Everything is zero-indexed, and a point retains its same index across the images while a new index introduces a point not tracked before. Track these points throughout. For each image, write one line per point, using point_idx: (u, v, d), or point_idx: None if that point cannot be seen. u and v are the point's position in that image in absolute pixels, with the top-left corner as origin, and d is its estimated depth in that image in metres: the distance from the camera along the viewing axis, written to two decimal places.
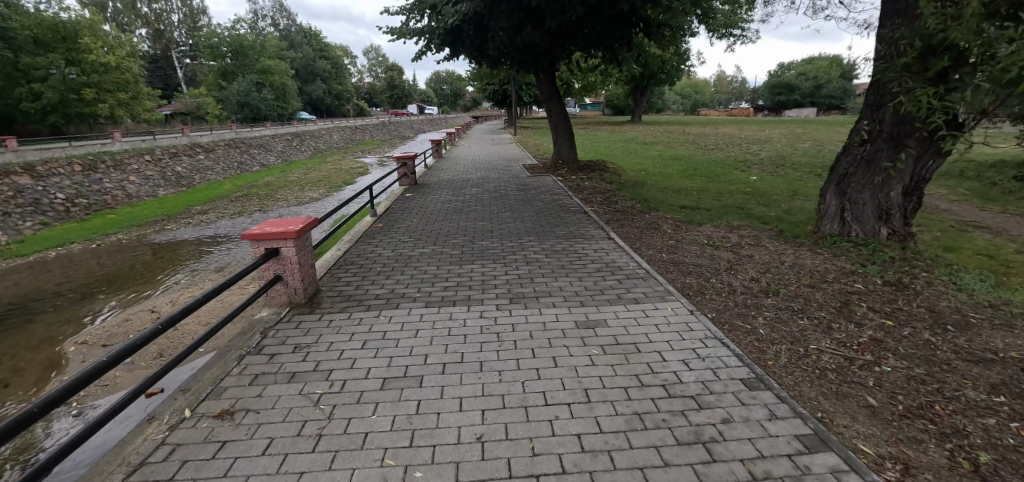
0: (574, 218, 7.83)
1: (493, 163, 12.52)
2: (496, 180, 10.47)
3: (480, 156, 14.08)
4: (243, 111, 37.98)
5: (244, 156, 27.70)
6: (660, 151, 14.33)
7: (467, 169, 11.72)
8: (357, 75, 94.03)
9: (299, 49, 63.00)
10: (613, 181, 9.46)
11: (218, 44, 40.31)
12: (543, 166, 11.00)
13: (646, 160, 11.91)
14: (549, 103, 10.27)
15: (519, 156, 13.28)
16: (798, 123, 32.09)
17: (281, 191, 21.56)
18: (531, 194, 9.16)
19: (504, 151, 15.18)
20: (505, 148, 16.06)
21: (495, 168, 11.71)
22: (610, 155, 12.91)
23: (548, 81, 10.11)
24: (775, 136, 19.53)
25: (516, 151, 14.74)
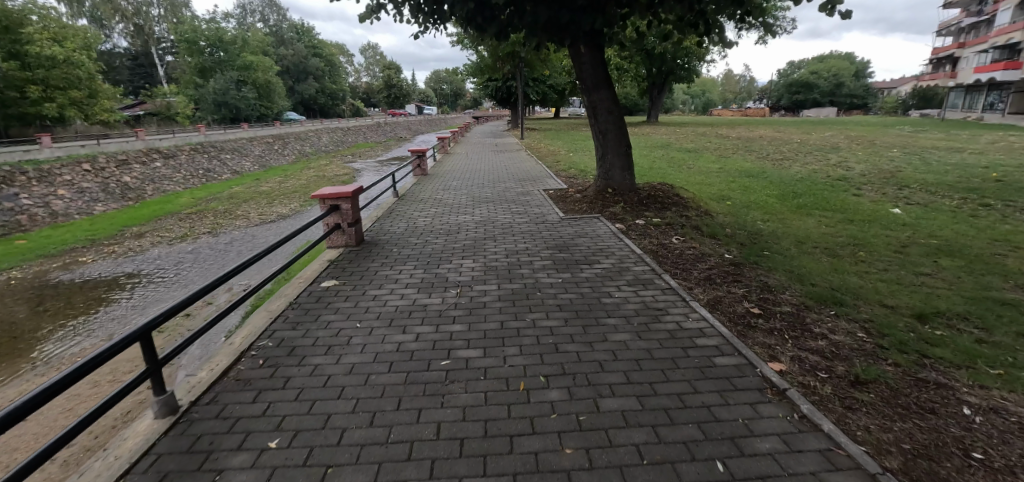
0: (760, 436, 2.74)
1: (495, 195, 8.58)
2: (509, 235, 6.59)
3: (476, 177, 10.09)
4: (220, 111, 34.79)
5: (213, 163, 24.39)
6: (720, 162, 10.91)
7: (455, 210, 7.78)
8: (354, 74, 90.95)
9: (290, 47, 59.88)
10: (706, 224, 6.05)
11: (196, 38, 36.58)
12: (583, 199, 7.43)
13: (715, 178, 8.53)
14: (594, 102, 6.85)
15: (535, 180, 9.33)
16: (836, 124, 28.55)
17: (244, 204, 18.10)
18: (582, 271, 5.34)
19: (508, 166, 11.29)
20: (513, 159, 12.68)
21: (503, 209, 7.75)
22: (661, 171, 9.51)
23: (593, 69, 6.68)
24: (836, 140, 16.17)
25: (527, 167, 10.79)
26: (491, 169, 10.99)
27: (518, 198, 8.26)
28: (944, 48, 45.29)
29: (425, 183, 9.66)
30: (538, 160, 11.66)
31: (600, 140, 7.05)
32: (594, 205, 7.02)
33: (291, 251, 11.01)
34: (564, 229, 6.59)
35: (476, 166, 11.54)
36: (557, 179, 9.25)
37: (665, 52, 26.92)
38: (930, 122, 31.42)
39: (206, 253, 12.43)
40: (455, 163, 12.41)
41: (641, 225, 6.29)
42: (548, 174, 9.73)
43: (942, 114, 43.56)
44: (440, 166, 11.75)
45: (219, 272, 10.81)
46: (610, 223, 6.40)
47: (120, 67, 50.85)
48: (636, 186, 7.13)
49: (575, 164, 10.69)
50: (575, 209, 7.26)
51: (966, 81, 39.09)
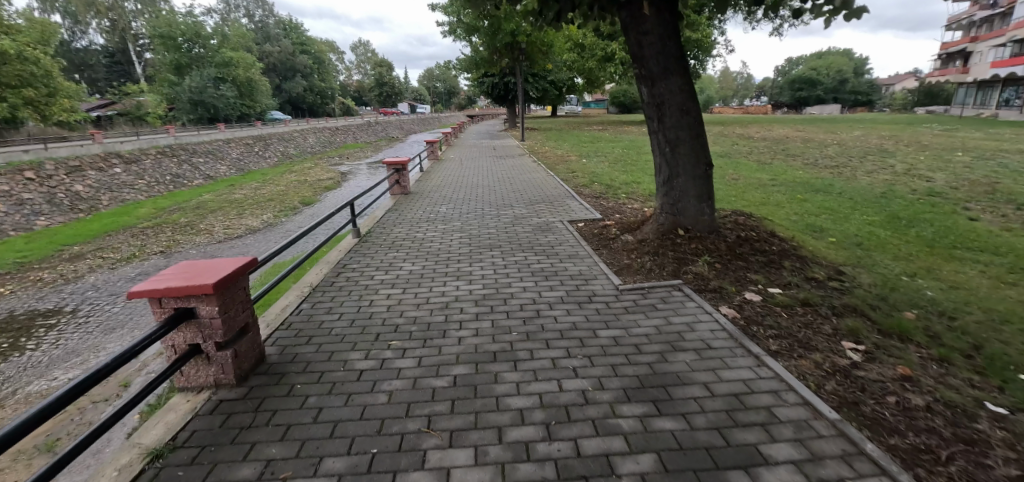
0: None
1: (497, 232, 6.14)
2: (528, 306, 4.04)
3: (468, 203, 7.69)
4: (197, 111, 32.58)
5: (183, 168, 22.30)
6: (768, 171, 8.97)
7: (438, 260, 5.25)
8: (345, 72, 88.59)
9: (276, 44, 57.49)
10: (846, 291, 3.98)
11: (172, 33, 34.12)
12: (648, 245, 4.89)
13: (783, 197, 6.62)
14: (660, 102, 4.59)
15: (548, 210, 6.96)
16: (853, 123, 26.77)
17: (209, 216, 15.99)
18: (704, 435, 2.44)
19: (508, 182, 9.09)
20: (518, 168, 10.62)
21: (511, 258, 5.26)
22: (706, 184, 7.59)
23: (659, 54, 4.47)
24: (876, 142, 14.36)
25: (534, 185, 8.62)
26: (486, 188, 8.70)
27: (531, 239, 5.81)
28: (953, 43, 43.58)
29: (403, 213, 7.22)
30: (544, 172, 9.61)
31: (667, 158, 4.78)
32: (663, 255, 4.68)
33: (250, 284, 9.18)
34: (619, 299, 4.09)
35: (468, 183, 9.28)
36: (583, 205, 7.01)
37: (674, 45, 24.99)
38: (949, 119, 29.68)
39: None
40: (441, 177, 10.16)
41: (758, 303, 3.82)
42: (565, 198, 7.51)
43: (951, 112, 42.01)
44: (422, 184, 9.40)
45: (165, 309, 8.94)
46: (709, 301, 3.84)
47: (96, 65, 48.38)
48: (717, 224, 4.96)
49: (596, 177, 8.73)
50: (630, 259, 4.79)
51: (979, 77, 37.39)
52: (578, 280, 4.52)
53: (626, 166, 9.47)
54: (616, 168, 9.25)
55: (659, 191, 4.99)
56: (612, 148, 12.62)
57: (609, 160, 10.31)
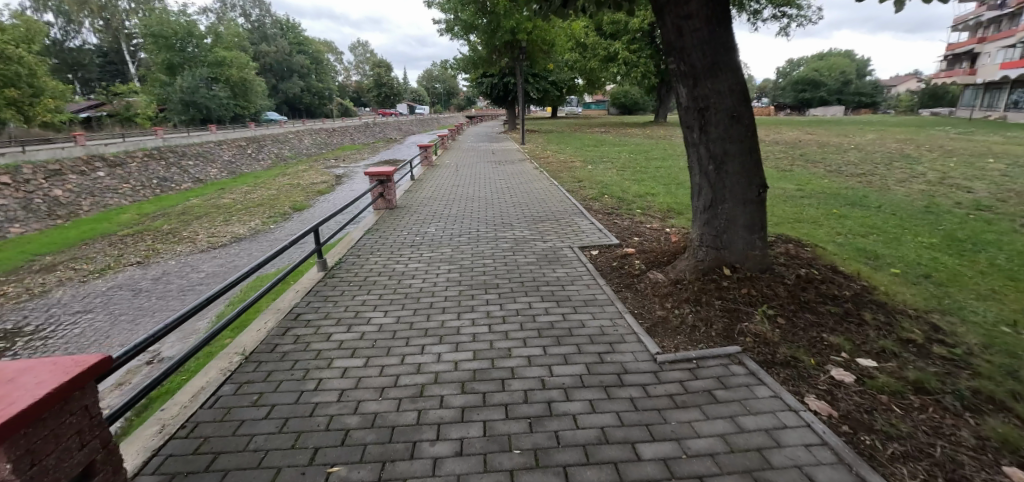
0: None
1: (492, 269, 5.17)
2: (533, 391, 3.04)
3: (460, 226, 6.74)
4: (189, 112, 31.82)
5: (171, 171, 21.55)
6: (791, 180, 8.21)
7: (418, 311, 4.26)
8: (344, 73, 87.90)
9: (273, 44, 56.79)
10: (959, 364, 3.13)
11: (164, 32, 33.19)
12: (690, 294, 4.04)
13: (817, 212, 5.87)
14: (705, 108, 3.85)
15: (553, 238, 5.99)
16: (862, 125, 26.00)
17: (194, 223, 15.22)
18: None
19: (506, 196, 8.21)
20: (516, 177, 9.86)
21: (510, 307, 4.27)
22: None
23: (705, 50, 3.71)
24: (895, 145, 13.64)
25: (537, 199, 7.78)
26: (482, 205, 7.80)
27: (534, 281, 4.82)
28: (959, 44, 42.81)
29: (382, 240, 6.26)
30: (548, 183, 8.79)
31: (711, 177, 4.05)
32: (709, 307, 3.86)
33: (228, 302, 8.47)
34: (660, 381, 3.10)
35: (462, 197, 8.38)
36: (597, 230, 6.11)
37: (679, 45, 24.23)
38: (960, 122, 28.93)
39: (123, 296, 9.70)
40: (434, 188, 9.29)
41: (853, 387, 2.94)
42: (573, 219, 6.62)
43: (959, 114, 41.27)
44: (411, 198, 8.49)
45: (133, 328, 8.18)
46: (786, 388, 2.94)
47: (89, 64, 47.57)
48: (770, 260, 4.24)
49: (604, 187, 7.99)
50: (666, 311, 3.96)
51: (986, 79, 36.67)
52: (600, 347, 3.53)
53: (636, 174, 8.73)
54: (626, 177, 8.50)
55: (700, 220, 4.27)
56: (618, 153, 11.88)
57: (617, 167, 9.56)
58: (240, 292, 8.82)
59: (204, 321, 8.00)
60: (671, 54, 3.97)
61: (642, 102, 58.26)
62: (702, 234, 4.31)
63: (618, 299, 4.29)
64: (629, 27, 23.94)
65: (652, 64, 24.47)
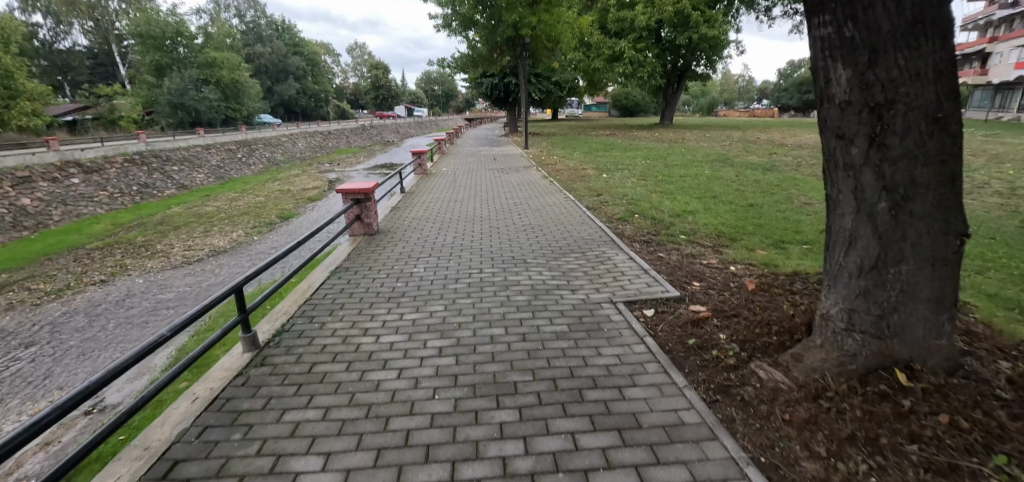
0: None
1: (499, 357, 3.48)
2: None
3: (454, 272, 5.14)
4: (177, 115, 30.67)
5: (153, 177, 20.39)
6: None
7: (379, 460, 2.45)
8: (341, 75, 86.84)
9: (268, 45, 55.75)
10: None
11: (152, 32, 31.87)
12: (856, 434, 2.44)
13: None
14: (891, 100, 2.38)
15: (582, 297, 4.35)
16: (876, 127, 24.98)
17: (170, 234, 14.07)
18: None
19: (510, 224, 6.75)
20: (523, 191, 8.58)
21: (533, 455, 2.48)
22: (782, 213, 5.66)
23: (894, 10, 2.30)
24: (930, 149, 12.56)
25: (549, 228, 6.35)
26: (482, 237, 6.27)
27: (565, 386, 3.10)
28: (970, 44, 41.85)
29: (348, 298, 4.60)
30: (561, 202, 7.42)
31: (885, 215, 2.55)
32: (903, 465, 2.24)
33: (192, 336, 7.36)
34: None
35: (457, 226, 6.87)
36: (643, 273, 4.62)
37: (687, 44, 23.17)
38: (976, 123, 27.96)
39: (76, 324, 8.55)
40: (424, 212, 7.79)
41: None
42: (603, 260, 5.08)
43: (969, 114, 40.42)
44: (395, 227, 6.96)
45: (78, 366, 7.04)
46: None
47: (79, 66, 46.11)
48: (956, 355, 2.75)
49: (630, 202, 6.84)
50: (824, 462, 2.33)
51: (999, 79, 35.77)
52: None
53: (661, 185, 7.57)
54: (651, 189, 7.37)
55: (860, 292, 2.75)
56: (634, 159, 10.74)
57: (636, 177, 8.43)
58: (207, 321, 7.79)
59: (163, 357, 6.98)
60: (828, 10, 2.53)
61: (643, 104, 57.43)
62: (862, 316, 2.75)
63: (722, 428, 2.62)
64: (635, 25, 22.91)
65: (659, 63, 23.46)
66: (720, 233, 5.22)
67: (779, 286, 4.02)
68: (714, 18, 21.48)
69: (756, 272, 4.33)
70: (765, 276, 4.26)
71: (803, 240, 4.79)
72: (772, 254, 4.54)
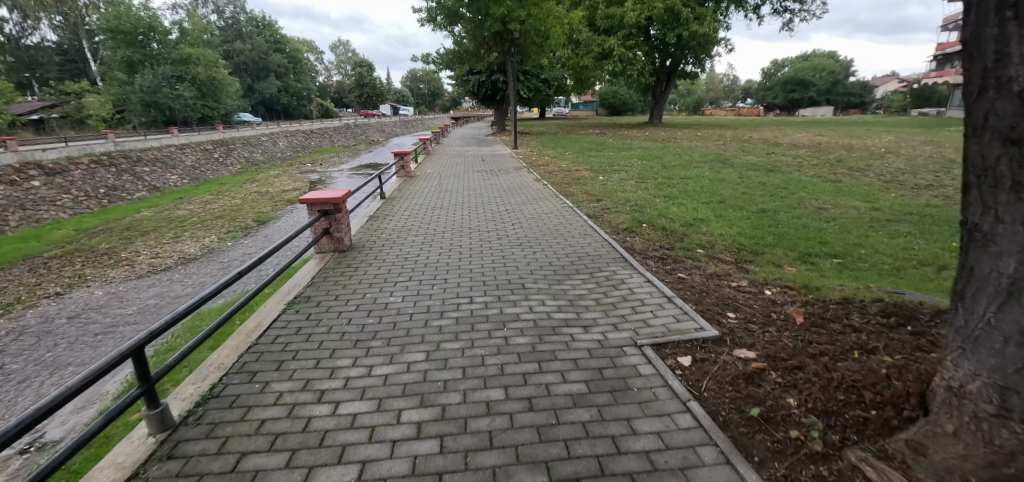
0: None
1: (501, 440, 2.39)
2: None
3: (436, 301, 4.15)
4: (150, 113, 29.39)
5: (122, 179, 19.34)
6: (855, 195, 6.61)
7: None
8: (324, 73, 85.35)
9: (248, 41, 54.25)
10: None
11: (122, 26, 30.48)
12: None
13: (938, 249, 4.21)
14: None
15: (599, 337, 3.39)
16: (864, 126, 25.00)
17: (137, 241, 13.20)
18: None
19: (503, 238, 5.85)
20: (515, 197, 7.93)
21: None
22: (800, 221, 5.15)
23: None
24: (926, 148, 12.33)
25: (549, 244, 5.46)
26: (470, 255, 5.32)
27: None
28: (950, 44, 42.58)
29: (299, 339, 3.55)
30: (559, 214, 6.57)
31: None
32: None
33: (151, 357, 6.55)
34: None
35: (440, 241, 5.92)
36: (668, 304, 3.74)
37: (677, 42, 22.82)
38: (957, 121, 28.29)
39: (21, 344, 7.73)
40: (403, 224, 6.82)
41: None
42: (617, 287, 4.18)
43: (948, 114, 41.15)
44: (369, 243, 5.95)
45: (17, 395, 6.29)
46: None
47: (47, 62, 44.07)
48: None
49: (633, 208, 6.29)
50: None
51: None
52: None
53: (662, 189, 7.03)
54: (653, 193, 6.84)
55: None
56: (629, 159, 10.21)
57: (634, 180, 7.90)
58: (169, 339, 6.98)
59: (116, 382, 6.16)
60: None
61: (631, 103, 57.40)
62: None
63: None
64: (624, 22, 22.55)
65: (648, 61, 23.12)
66: (738, 246, 4.68)
67: (837, 323, 3.23)
68: (704, 15, 21.17)
69: (804, 303, 3.53)
70: (809, 303, 3.56)
71: (832, 253, 4.27)
72: (804, 272, 3.99)
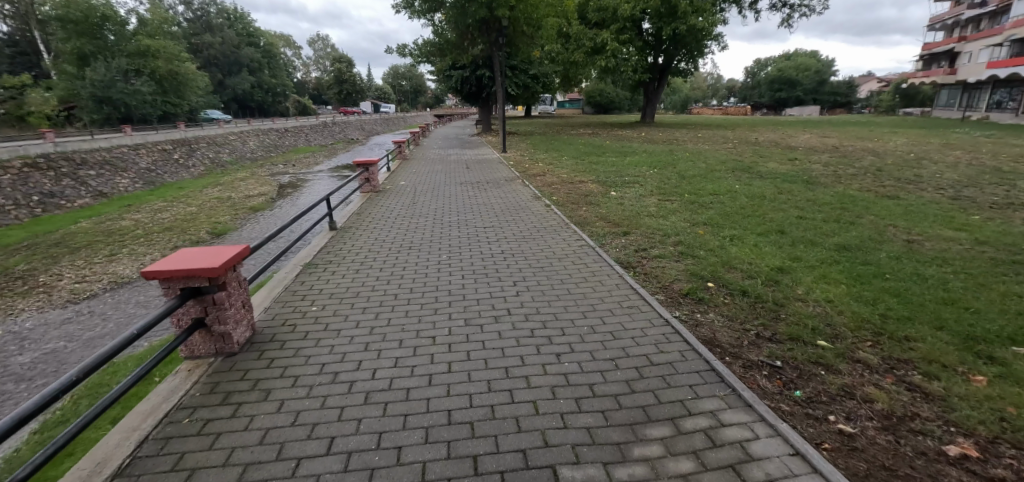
0: None
1: None
2: None
3: (388, 426, 2.49)
4: (103, 111, 26.93)
5: (63, 184, 17.19)
6: (935, 218, 5.31)
7: None
8: (302, 69, 82.36)
9: (218, 34, 51.35)
10: None
11: (69, 15, 27.76)
12: None
13: None
14: None
15: None
16: (864, 126, 24.06)
17: (64, 260, 11.29)
18: None
19: (492, 292, 4.21)
20: (514, 228, 6.13)
21: None
22: (906, 269, 3.86)
23: None
24: (953, 153, 11.32)
25: (559, 308, 3.83)
26: (444, 321, 3.68)
27: None
28: (937, 44, 42.51)
29: None
30: (566, 254, 4.99)
31: None
32: None
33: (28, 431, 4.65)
34: None
35: (400, 295, 4.22)
36: None
37: (673, 37, 21.53)
38: (950, 122, 27.77)
39: None
40: (354, 277, 4.68)
41: None
42: (704, 432, 2.41)
43: (935, 114, 41.08)
44: (298, 297, 4.17)
45: None
46: None
47: None
48: None
49: (680, 252, 4.71)
50: None
51: (970, 78, 35.89)
52: None
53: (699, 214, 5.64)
54: (688, 220, 5.47)
55: None
56: (639, 168, 8.79)
57: (656, 198, 6.53)
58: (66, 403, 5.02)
59: None
60: None
61: (619, 101, 56.32)
62: None
63: None
64: (618, 15, 21.24)
65: (642, 57, 21.89)
66: (868, 329, 3.23)
67: None
68: (702, 8, 19.88)
69: None
70: None
71: (1004, 337, 3.03)
72: (1005, 386, 2.63)
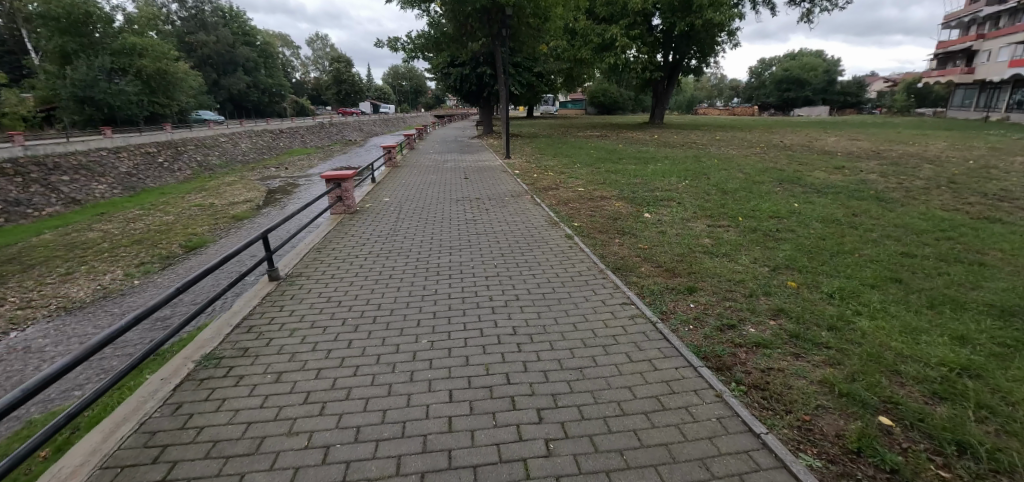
0: None
1: None
2: None
3: None
4: (86, 111, 25.89)
5: (31, 191, 15.94)
6: None
7: None
8: (300, 69, 81.24)
9: (212, 33, 50.17)
10: None
11: (51, 12, 26.51)
12: None
13: None
14: None
15: None
16: (886, 127, 22.81)
17: (13, 280, 10.03)
18: None
19: (499, 389, 2.94)
20: (520, 279, 4.65)
21: None
22: None
23: None
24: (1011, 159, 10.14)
25: (609, 449, 2.44)
26: None
27: None
28: (953, 42, 41.13)
29: None
30: (604, 328, 3.61)
31: None
32: None
33: None
34: None
35: (365, 390, 2.95)
36: None
37: (686, 32, 20.34)
38: (975, 122, 26.52)
39: None
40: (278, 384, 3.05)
41: None
42: None
43: (950, 114, 39.92)
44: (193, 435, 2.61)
45: None
46: None
47: None
48: None
49: (789, 333, 3.39)
50: None
51: (989, 77, 34.61)
52: None
53: (772, 265, 4.40)
54: (766, 266, 4.39)
55: None
56: (670, 179, 7.58)
57: (705, 226, 5.40)
58: None
59: None
60: None
61: (622, 101, 55.14)
62: None
63: None
64: (627, 9, 20.05)
65: (652, 54, 20.70)
66: None
67: None
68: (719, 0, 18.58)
69: None
70: None
71: None
72: None
